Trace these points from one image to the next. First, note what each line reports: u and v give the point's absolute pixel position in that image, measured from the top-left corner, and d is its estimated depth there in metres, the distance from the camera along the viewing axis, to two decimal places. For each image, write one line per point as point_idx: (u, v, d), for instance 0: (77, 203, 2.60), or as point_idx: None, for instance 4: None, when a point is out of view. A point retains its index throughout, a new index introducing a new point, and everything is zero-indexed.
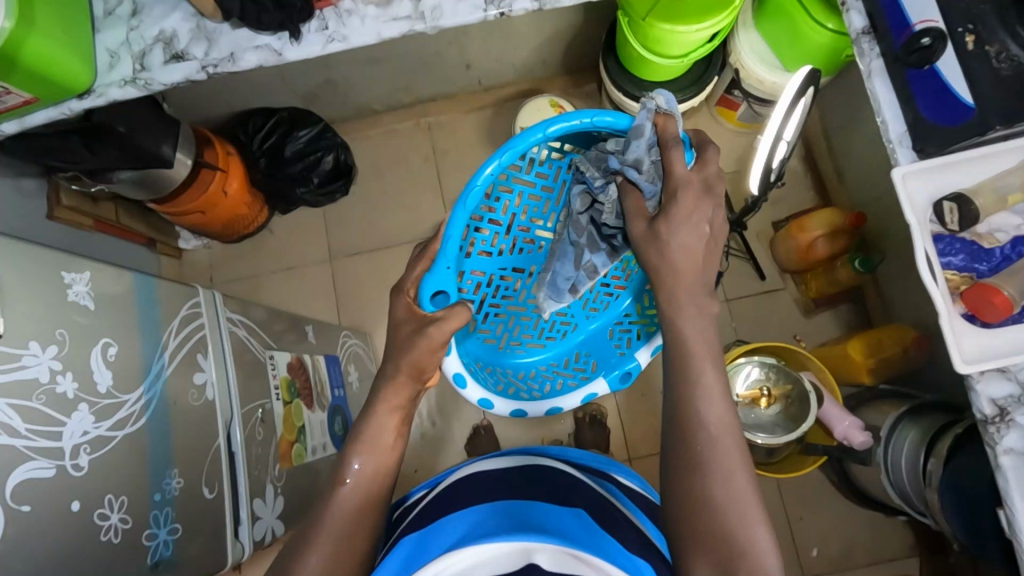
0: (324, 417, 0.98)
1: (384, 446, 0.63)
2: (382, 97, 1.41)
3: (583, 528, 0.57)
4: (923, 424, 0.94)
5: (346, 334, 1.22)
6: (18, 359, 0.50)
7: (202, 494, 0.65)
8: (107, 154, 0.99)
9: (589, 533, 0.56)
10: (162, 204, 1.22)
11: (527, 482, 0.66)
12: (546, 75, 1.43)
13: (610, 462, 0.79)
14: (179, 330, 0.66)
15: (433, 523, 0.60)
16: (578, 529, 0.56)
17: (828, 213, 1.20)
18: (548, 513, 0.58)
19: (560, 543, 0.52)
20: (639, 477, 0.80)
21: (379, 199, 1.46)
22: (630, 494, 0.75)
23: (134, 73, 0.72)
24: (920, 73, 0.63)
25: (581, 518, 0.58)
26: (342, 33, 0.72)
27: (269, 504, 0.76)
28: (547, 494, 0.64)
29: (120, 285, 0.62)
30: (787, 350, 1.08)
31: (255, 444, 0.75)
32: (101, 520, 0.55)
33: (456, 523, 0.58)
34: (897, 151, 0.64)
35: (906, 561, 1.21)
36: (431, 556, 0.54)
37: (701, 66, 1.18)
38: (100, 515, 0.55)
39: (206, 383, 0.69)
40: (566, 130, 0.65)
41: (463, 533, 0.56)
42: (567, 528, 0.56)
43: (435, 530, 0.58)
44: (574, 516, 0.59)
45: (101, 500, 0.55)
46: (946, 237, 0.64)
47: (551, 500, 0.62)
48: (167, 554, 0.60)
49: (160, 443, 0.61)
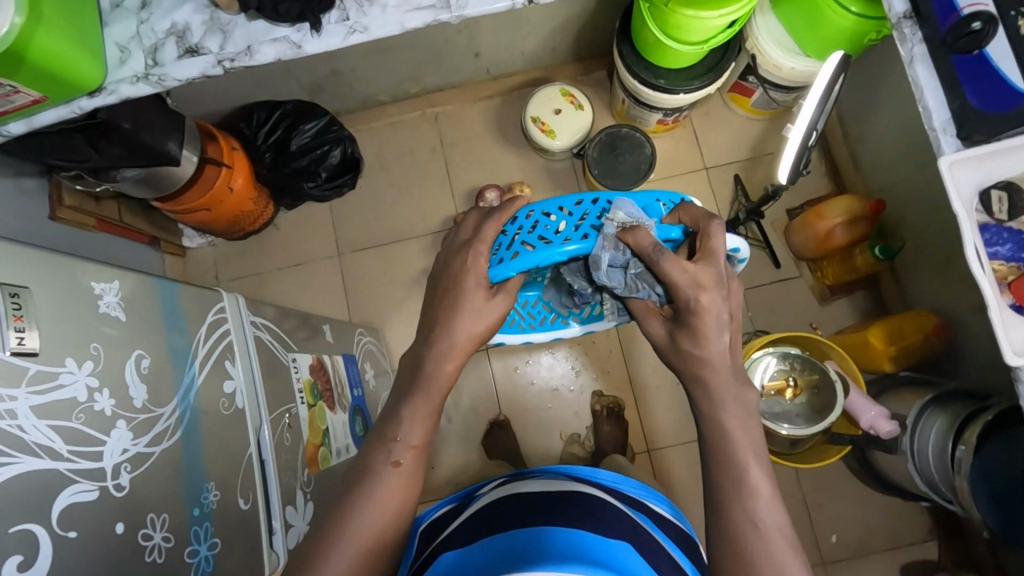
0: (346, 417, 0.96)
1: None
2: (388, 87, 1.37)
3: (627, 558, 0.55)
4: (950, 412, 0.94)
5: (360, 332, 1.21)
6: (55, 378, 0.49)
7: (238, 505, 0.63)
8: (112, 151, 0.95)
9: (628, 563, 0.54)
10: (165, 202, 1.18)
11: (567, 497, 0.63)
12: (555, 62, 1.40)
13: (641, 485, 0.74)
14: (207, 337, 0.65)
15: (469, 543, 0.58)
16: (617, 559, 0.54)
17: (847, 200, 1.19)
18: (589, 538, 0.55)
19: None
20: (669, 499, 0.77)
21: (387, 192, 1.43)
22: (665, 517, 0.72)
23: (146, 69, 0.69)
24: (968, 57, 0.61)
25: (622, 546, 0.56)
26: (363, 23, 0.69)
27: (300, 511, 0.74)
28: (588, 512, 0.60)
29: (149, 294, 0.60)
30: (809, 339, 1.08)
31: (284, 449, 0.73)
32: (145, 540, 0.53)
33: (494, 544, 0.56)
34: (940, 139, 0.63)
35: (924, 546, 1.22)
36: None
37: (718, 52, 1.15)
38: (144, 535, 0.53)
39: (235, 392, 0.67)
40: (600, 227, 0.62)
41: (501, 557, 0.54)
42: (611, 556, 0.54)
43: (472, 550, 0.57)
44: (614, 543, 0.57)
45: (144, 519, 0.53)
46: (993, 226, 0.62)
47: (593, 520, 0.59)
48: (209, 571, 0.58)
49: (197, 456, 0.60)
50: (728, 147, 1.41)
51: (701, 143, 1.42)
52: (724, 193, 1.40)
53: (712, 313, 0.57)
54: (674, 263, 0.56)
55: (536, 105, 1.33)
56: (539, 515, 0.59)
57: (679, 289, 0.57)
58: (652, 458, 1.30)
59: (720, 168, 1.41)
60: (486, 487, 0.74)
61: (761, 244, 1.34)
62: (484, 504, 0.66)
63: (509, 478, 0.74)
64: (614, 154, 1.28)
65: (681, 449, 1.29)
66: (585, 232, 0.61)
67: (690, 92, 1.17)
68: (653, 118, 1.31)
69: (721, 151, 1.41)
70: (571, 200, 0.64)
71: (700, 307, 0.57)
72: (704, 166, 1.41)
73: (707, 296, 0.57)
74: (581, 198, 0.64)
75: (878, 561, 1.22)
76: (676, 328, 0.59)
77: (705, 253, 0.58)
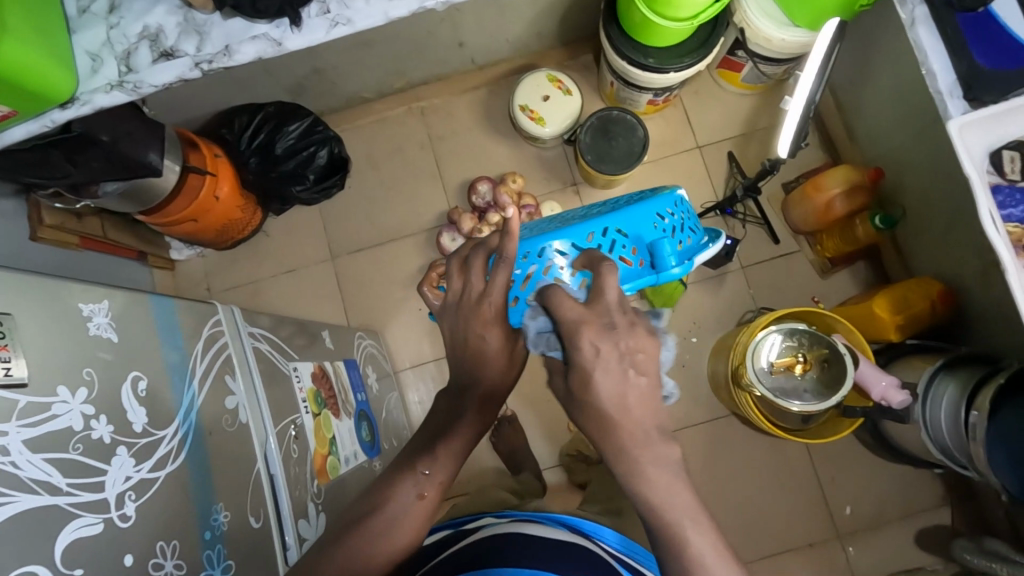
0: (352, 424, 0.94)
1: (453, 455, 0.60)
2: (371, 83, 1.34)
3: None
4: (962, 378, 0.93)
5: (359, 335, 1.18)
6: (47, 409, 0.46)
7: (250, 524, 0.61)
8: (91, 165, 0.92)
9: None
10: (150, 215, 1.15)
11: (575, 550, 0.59)
12: (541, 48, 1.37)
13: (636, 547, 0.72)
14: (204, 353, 0.62)
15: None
16: None
17: (844, 170, 1.17)
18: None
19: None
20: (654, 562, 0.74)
21: (377, 191, 1.40)
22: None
23: (121, 76, 0.66)
24: (975, 16, 0.61)
25: None
26: (346, 15, 0.66)
27: (313, 523, 0.72)
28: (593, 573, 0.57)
29: (141, 311, 0.57)
30: (815, 314, 1.07)
31: (292, 462, 0.71)
32: (155, 570, 0.50)
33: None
34: (948, 102, 0.62)
35: (939, 511, 1.22)
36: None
37: (706, 27, 1.12)
38: (154, 565, 0.50)
39: (238, 407, 0.64)
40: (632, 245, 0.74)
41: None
42: None
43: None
44: None
45: (153, 548, 0.51)
46: (1005, 187, 0.60)
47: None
48: None
49: (203, 477, 0.57)
50: (720, 124, 1.39)
51: (693, 123, 1.40)
52: (718, 171, 1.38)
53: (606, 359, 0.45)
54: (558, 294, 0.48)
55: (524, 92, 1.30)
56: (546, 562, 0.55)
57: (563, 325, 0.47)
58: None
59: (713, 146, 1.39)
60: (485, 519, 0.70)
61: (759, 222, 1.34)
62: (484, 539, 0.60)
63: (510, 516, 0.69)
64: (607, 139, 1.26)
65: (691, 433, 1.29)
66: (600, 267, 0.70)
67: (681, 70, 1.14)
68: (643, 99, 1.28)
69: (714, 129, 1.39)
70: (586, 234, 0.71)
71: (587, 345, 0.45)
72: (697, 146, 1.39)
73: (594, 332, 0.45)
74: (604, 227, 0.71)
75: (894, 530, 1.23)
76: (570, 375, 0.47)
77: (597, 292, 0.48)
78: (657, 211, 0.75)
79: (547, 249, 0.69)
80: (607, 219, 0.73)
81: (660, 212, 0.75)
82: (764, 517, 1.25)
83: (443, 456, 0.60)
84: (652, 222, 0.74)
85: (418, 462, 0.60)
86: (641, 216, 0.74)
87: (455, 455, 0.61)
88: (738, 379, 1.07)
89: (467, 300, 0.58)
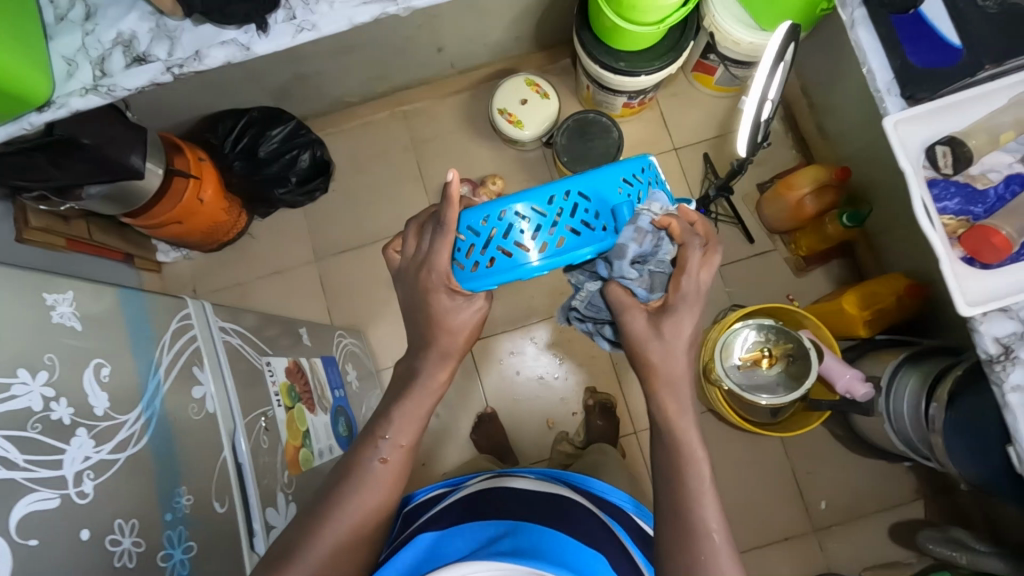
0: (328, 418, 0.96)
1: None
2: (354, 88, 1.37)
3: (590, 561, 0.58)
4: (923, 370, 0.95)
5: (340, 334, 1.20)
6: (7, 389, 0.50)
7: (214, 508, 0.63)
8: (75, 167, 0.94)
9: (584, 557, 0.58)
10: (135, 218, 1.17)
11: (553, 495, 0.68)
12: (520, 53, 1.41)
13: (631, 499, 0.78)
14: (171, 344, 0.65)
15: (450, 523, 0.64)
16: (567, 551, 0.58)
17: (815, 169, 1.19)
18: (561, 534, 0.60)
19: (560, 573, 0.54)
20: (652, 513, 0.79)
21: (361, 194, 1.43)
22: (646, 531, 0.74)
23: (95, 80, 0.69)
24: (905, 17, 0.64)
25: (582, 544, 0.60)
26: (311, 21, 0.69)
27: (282, 511, 0.74)
28: (568, 511, 0.65)
29: (107, 304, 0.61)
30: (784, 310, 1.09)
31: (261, 453, 0.73)
32: (113, 546, 0.54)
33: (472, 528, 0.62)
34: (886, 100, 0.64)
35: (913, 505, 1.24)
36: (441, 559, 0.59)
37: (676, 32, 1.15)
38: (112, 541, 0.54)
39: (206, 397, 0.66)
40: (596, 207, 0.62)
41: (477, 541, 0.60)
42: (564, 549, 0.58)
43: (451, 531, 0.63)
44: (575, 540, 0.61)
45: (110, 525, 0.54)
46: (940, 181, 0.64)
47: (568, 518, 0.64)
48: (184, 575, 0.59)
49: (166, 460, 0.60)
50: (697, 126, 1.42)
51: (669, 125, 1.43)
52: (695, 172, 1.41)
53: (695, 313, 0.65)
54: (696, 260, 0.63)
55: (502, 96, 1.33)
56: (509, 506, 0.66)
57: (683, 280, 0.64)
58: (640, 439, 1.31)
59: (690, 147, 1.42)
60: (481, 479, 0.80)
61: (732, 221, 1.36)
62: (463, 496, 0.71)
63: (508, 473, 0.80)
64: (584, 140, 1.29)
65: None
66: (560, 237, 0.60)
67: (653, 73, 1.17)
68: (619, 102, 1.31)
69: (690, 131, 1.42)
70: (544, 197, 0.60)
71: (690, 301, 0.64)
72: (674, 147, 1.42)
73: (700, 292, 0.65)
74: (563, 190, 0.60)
75: (870, 524, 1.24)
76: (660, 317, 0.65)
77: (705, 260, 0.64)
78: (625, 173, 0.64)
79: (505, 215, 0.60)
80: (569, 179, 0.61)
81: (626, 174, 0.64)
82: (742, 511, 1.27)
83: None
84: (618, 185, 0.63)
85: None
86: (605, 177, 0.63)
87: (416, 419, 0.68)
88: (709, 374, 1.10)
89: (420, 268, 0.65)
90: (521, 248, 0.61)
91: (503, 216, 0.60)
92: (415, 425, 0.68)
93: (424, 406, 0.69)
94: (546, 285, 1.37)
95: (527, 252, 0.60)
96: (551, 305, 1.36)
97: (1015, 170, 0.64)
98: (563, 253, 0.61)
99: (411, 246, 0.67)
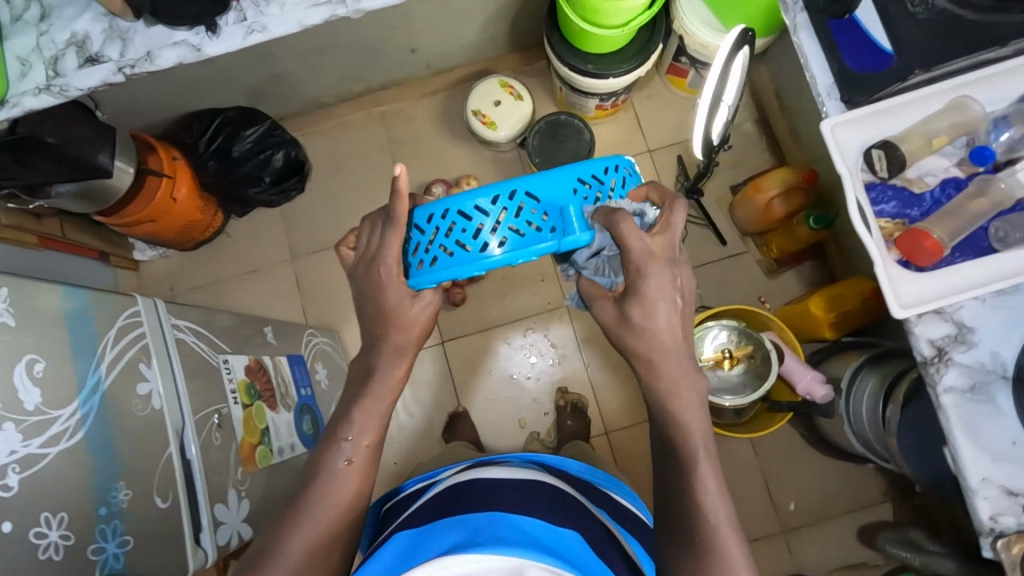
0: (291, 416, 0.96)
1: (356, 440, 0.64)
2: (330, 89, 1.38)
3: (573, 544, 0.59)
4: (881, 371, 0.95)
5: (310, 332, 1.21)
6: None
7: (155, 502, 0.65)
8: (42, 167, 0.96)
9: (575, 551, 0.59)
10: (108, 216, 1.18)
11: (529, 479, 0.68)
12: (494, 54, 1.41)
13: (601, 473, 0.81)
14: (116, 341, 0.66)
15: (429, 519, 0.62)
16: (561, 544, 0.59)
17: (783, 171, 1.21)
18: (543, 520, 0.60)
19: (549, 562, 0.55)
20: (623, 484, 0.82)
21: (337, 193, 1.44)
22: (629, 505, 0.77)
23: (48, 79, 0.70)
24: (841, 22, 0.67)
25: (574, 537, 0.60)
26: (262, 23, 0.70)
27: (233, 508, 0.75)
28: (547, 495, 0.65)
29: (47, 300, 0.61)
30: (749, 312, 1.10)
31: (213, 450, 0.74)
32: (38, 538, 0.56)
33: (450, 523, 0.60)
34: (827, 103, 0.68)
35: (881, 506, 1.25)
36: (421, 559, 0.56)
37: (645, 34, 1.16)
38: (38, 533, 0.56)
39: (151, 394, 0.68)
40: (548, 206, 0.62)
41: (458, 537, 0.58)
42: (557, 543, 0.58)
43: (429, 528, 0.60)
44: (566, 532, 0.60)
45: (37, 518, 0.56)
46: (878, 184, 0.66)
47: (547, 502, 0.64)
48: (118, 567, 0.62)
49: (103, 456, 0.62)
50: (672, 128, 1.43)
51: (644, 127, 1.43)
52: (669, 174, 1.41)
53: (660, 289, 0.59)
54: (632, 228, 0.58)
55: (476, 97, 1.34)
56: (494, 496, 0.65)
57: (631, 255, 0.58)
58: (610, 439, 1.32)
59: (664, 149, 1.42)
60: (451, 468, 0.79)
61: (704, 223, 1.36)
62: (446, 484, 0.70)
63: (478, 461, 0.79)
64: (555, 141, 1.30)
65: (639, 429, 1.31)
66: (507, 236, 0.61)
67: (621, 76, 1.17)
68: (592, 104, 1.31)
69: (665, 133, 1.43)
70: (489, 196, 0.61)
71: (651, 274, 0.59)
72: (648, 149, 1.43)
73: (657, 264, 0.59)
74: (513, 189, 0.61)
75: (838, 525, 1.25)
76: (625, 302, 0.60)
77: (664, 225, 0.61)
78: (582, 174, 0.64)
79: (455, 212, 0.62)
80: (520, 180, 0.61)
81: (582, 176, 0.64)
82: None
83: (360, 422, 0.63)
84: (572, 187, 0.63)
85: (328, 439, 0.64)
86: (559, 178, 0.63)
87: (378, 417, 0.64)
88: None
89: (371, 265, 0.63)
90: (467, 246, 0.62)
91: (451, 214, 0.62)
92: (377, 424, 0.64)
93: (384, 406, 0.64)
94: (518, 286, 1.38)
95: (471, 250, 0.62)
96: (525, 306, 1.37)
97: (951, 174, 0.67)
98: (508, 253, 0.61)
99: (370, 242, 0.64)
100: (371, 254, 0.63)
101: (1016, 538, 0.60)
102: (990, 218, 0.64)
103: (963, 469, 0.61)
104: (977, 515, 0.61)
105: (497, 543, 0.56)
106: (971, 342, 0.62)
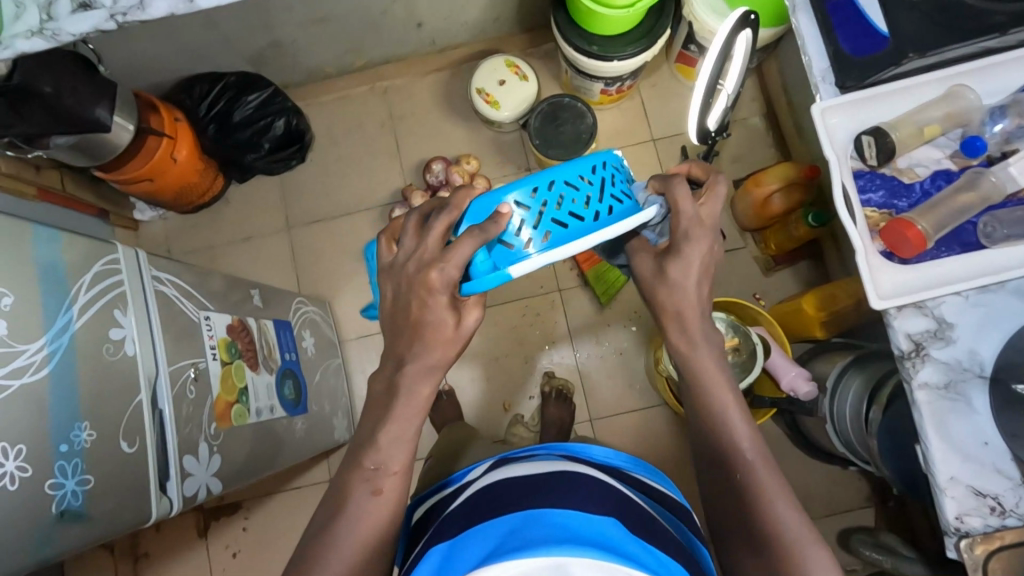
0: (272, 380, 0.95)
1: None
2: (334, 59, 1.37)
3: (619, 535, 0.54)
4: (868, 372, 0.93)
5: (300, 301, 1.20)
6: None
7: (120, 447, 0.67)
8: (35, 116, 0.96)
9: (614, 538, 0.54)
10: (107, 171, 1.18)
11: (552, 471, 0.63)
12: (501, 33, 1.40)
13: (634, 460, 0.74)
14: (91, 285, 0.67)
15: (457, 527, 0.59)
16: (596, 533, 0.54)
17: (784, 167, 1.19)
18: (573, 513, 0.56)
19: (593, 555, 0.51)
20: (664, 475, 0.75)
21: (336, 165, 1.44)
22: (657, 490, 0.71)
23: (41, 23, 0.70)
24: (838, 4, 0.69)
25: (608, 521, 0.55)
26: None
27: (203, 462, 0.75)
28: (579, 484, 0.60)
29: (18, 238, 0.63)
30: (738, 305, 1.10)
31: (185, 403, 0.74)
32: None
33: (478, 527, 0.57)
34: (820, 86, 0.69)
35: (862, 512, 1.23)
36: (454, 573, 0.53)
37: (653, 18, 1.15)
38: None
39: (125, 339, 0.69)
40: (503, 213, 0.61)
41: (492, 543, 0.54)
42: (591, 531, 0.54)
43: (460, 539, 0.56)
44: (602, 519, 0.56)
45: None
46: (866, 172, 0.68)
47: (577, 492, 0.59)
48: (75, 504, 0.63)
49: (65, 395, 0.63)
50: (677, 117, 1.41)
51: (649, 117, 1.42)
52: (672, 164, 1.40)
53: None
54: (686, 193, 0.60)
55: (480, 76, 1.32)
56: (516, 491, 0.60)
57: (681, 218, 0.60)
58: (594, 427, 1.31)
59: (668, 139, 1.41)
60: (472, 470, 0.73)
61: None
62: (471, 487, 0.66)
63: (504, 458, 0.72)
64: (555, 123, 1.28)
65: (621, 419, 1.30)
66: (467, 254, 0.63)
67: (625, 60, 1.16)
68: (596, 88, 1.30)
69: (670, 122, 1.41)
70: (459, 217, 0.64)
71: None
72: (652, 138, 1.41)
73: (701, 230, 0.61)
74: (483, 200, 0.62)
75: (816, 527, 1.24)
76: (665, 259, 0.62)
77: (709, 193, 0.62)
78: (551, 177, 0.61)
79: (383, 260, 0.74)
80: (498, 192, 0.61)
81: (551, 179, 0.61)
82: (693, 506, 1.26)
83: None
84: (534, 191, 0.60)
85: None
86: (524, 184, 0.60)
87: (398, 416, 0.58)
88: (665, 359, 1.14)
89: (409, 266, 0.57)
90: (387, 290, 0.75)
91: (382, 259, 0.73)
92: None
93: (412, 418, 0.60)
94: None
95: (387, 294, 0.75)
96: (517, 289, 1.37)
97: (942, 166, 0.68)
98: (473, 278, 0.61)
99: (431, 244, 0.58)
100: (429, 260, 0.57)
101: (980, 539, 0.59)
102: (979, 213, 0.65)
103: (933, 468, 0.61)
104: (944, 515, 0.60)
105: (522, 543, 0.52)
106: (950, 338, 0.62)
